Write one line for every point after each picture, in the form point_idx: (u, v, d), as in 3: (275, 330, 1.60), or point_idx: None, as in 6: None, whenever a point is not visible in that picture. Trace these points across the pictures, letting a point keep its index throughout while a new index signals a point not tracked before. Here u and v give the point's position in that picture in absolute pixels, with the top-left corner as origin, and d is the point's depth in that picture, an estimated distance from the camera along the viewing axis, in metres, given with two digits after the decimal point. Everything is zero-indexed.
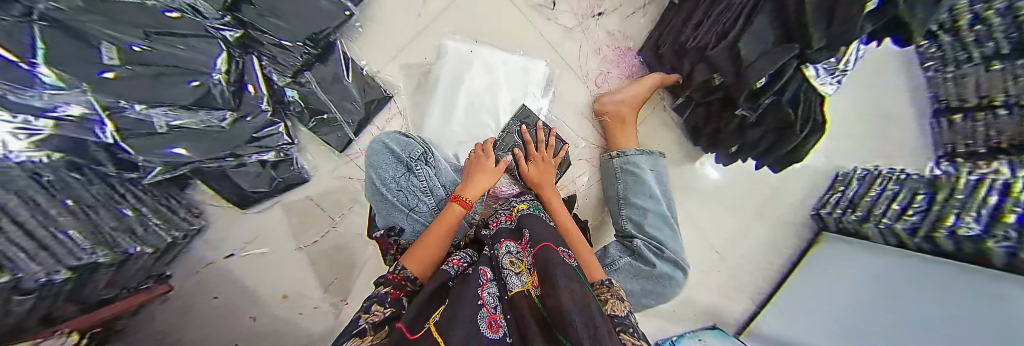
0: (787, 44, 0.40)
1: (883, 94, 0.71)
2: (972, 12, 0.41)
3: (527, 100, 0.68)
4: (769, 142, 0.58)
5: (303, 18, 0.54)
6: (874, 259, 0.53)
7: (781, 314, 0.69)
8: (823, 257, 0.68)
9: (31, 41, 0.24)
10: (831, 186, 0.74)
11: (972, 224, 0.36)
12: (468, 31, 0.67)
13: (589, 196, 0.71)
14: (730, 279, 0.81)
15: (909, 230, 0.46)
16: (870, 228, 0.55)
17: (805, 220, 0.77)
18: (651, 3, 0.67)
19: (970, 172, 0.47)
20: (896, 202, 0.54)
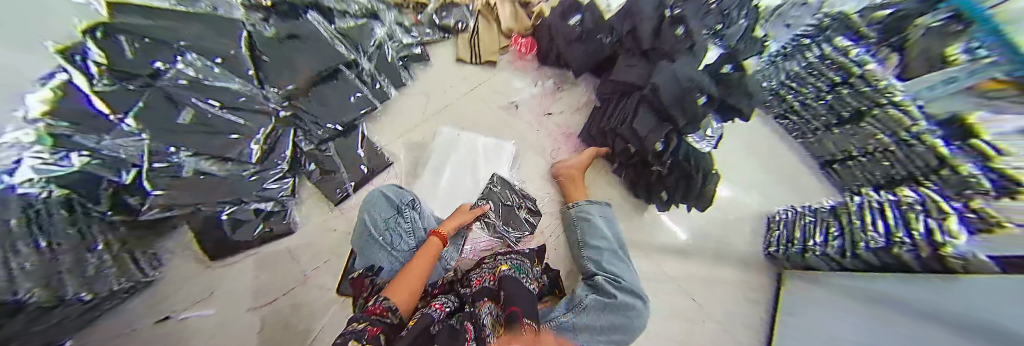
0: (664, 123, 0.74)
1: (781, 154, 1.04)
2: (800, 101, 0.97)
3: (503, 165, 0.88)
4: (683, 186, 0.79)
5: (339, 106, 0.75)
6: (845, 288, 0.64)
7: None
8: (797, 296, 0.77)
9: (133, 102, 0.47)
10: (768, 228, 0.93)
11: (880, 238, 0.60)
12: (459, 122, 0.92)
13: (558, 246, 0.80)
14: (725, 331, 0.84)
15: (836, 252, 0.68)
16: (812, 257, 0.74)
17: (748, 260, 0.91)
18: (583, 107, 1.01)
19: (853, 211, 0.71)
20: (813, 236, 0.76)
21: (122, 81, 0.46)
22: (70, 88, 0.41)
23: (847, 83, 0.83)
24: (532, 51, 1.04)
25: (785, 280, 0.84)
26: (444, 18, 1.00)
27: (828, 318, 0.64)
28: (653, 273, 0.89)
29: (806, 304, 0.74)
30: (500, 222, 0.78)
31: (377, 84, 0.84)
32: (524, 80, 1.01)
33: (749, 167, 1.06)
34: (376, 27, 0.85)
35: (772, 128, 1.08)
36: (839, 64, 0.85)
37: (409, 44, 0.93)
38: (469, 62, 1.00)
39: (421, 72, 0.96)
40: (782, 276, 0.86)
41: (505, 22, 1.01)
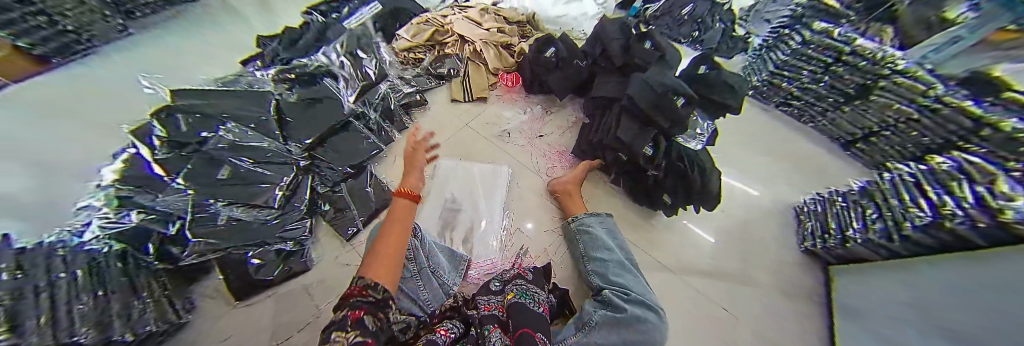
0: (648, 128, 0.77)
1: (789, 138, 1.02)
2: (796, 87, 0.97)
3: (502, 187, 0.91)
4: (682, 187, 0.78)
5: (350, 152, 0.86)
6: (898, 273, 0.56)
7: None
8: (851, 289, 0.68)
9: (182, 167, 0.57)
10: (800, 220, 0.87)
11: (925, 213, 0.52)
12: (457, 153, 0.98)
13: (563, 263, 0.77)
14: (762, 338, 0.71)
15: (885, 238, 0.59)
16: (855, 245, 0.67)
17: (783, 259, 0.83)
18: (573, 127, 1.07)
19: (891, 190, 0.64)
20: (854, 220, 0.69)
21: (177, 149, 0.59)
22: (135, 159, 0.58)
23: (841, 61, 0.83)
24: (517, 82, 1.17)
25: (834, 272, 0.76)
26: (438, 69, 1.17)
27: (895, 319, 0.54)
28: (677, 282, 0.79)
29: (858, 297, 0.65)
30: (512, 248, 0.80)
31: (384, 129, 0.98)
32: (513, 109, 1.10)
33: (762, 160, 0.99)
34: (383, 85, 1.03)
35: (767, 116, 1.08)
36: (825, 44, 0.87)
37: (408, 94, 1.09)
38: (463, 100, 1.11)
39: (421, 114, 1.08)
40: (831, 268, 0.78)
41: (491, 63, 1.16)
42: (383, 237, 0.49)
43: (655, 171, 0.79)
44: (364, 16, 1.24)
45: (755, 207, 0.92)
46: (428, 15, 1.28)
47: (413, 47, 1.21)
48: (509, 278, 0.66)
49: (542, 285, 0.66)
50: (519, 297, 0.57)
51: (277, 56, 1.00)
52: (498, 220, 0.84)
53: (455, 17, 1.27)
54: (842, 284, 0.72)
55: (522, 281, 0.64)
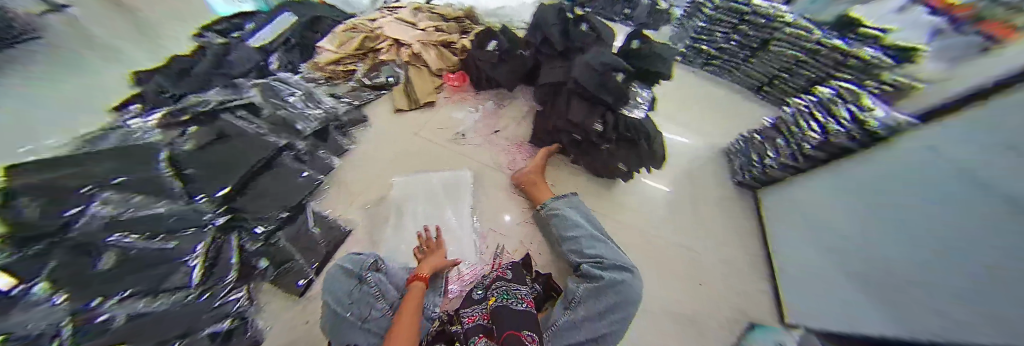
0: (592, 108, 0.81)
1: (718, 93, 1.12)
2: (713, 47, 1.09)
3: (466, 189, 0.87)
4: (634, 156, 0.83)
5: (282, 193, 0.75)
6: (817, 184, 0.66)
7: (795, 270, 0.70)
8: (778, 206, 0.80)
9: (39, 266, 0.48)
10: (729, 162, 0.97)
11: (815, 135, 0.66)
12: (412, 164, 0.92)
13: (541, 251, 0.77)
14: (730, 271, 0.78)
15: (793, 160, 0.72)
16: (777, 171, 0.77)
17: (728, 198, 0.92)
18: (527, 117, 1.06)
19: (792, 119, 0.76)
20: (766, 154, 0.81)
21: (20, 246, 0.49)
22: None
23: (745, 20, 0.97)
24: (466, 80, 1.12)
25: (762, 195, 0.87)
26: (375, 79, 1.07)
27: (830, 222, 0.60)
28: (647, 242, 0.83)
29: (785, 214, 0.76)
30: (488, 249, 0.77)
31: (318, 156, 0.87)
32: (464, 108, 1.06)
33: (700, 118, 1.08)
34: (312, 109, 0.92)
35: (696, 77, 1.16)
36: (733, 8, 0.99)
37: (343, 112, 0.96)
38: (409, 109, 1.04)
39: (364, 132, 0.97)
40: (759, 190, 0.89)
41: (433, 65, 1.10)
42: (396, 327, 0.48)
43: (610, 147, 0.83)
44: (275, 31, 1.08)
45: (694, 159, 0.99)
46: (354, 23, 1.17)
47: (341, 59, 1.09)
48: (489, 283, 0.63)
49: (524, 278, 0.65)
50: (501, 301, 0.56)
51: (164, 89, 0.83)
52: (469, 225, 0.81)
53: (385, 21, 1.18)
54: (771, 204, 0.83)
55: (501, 281, 0.62)
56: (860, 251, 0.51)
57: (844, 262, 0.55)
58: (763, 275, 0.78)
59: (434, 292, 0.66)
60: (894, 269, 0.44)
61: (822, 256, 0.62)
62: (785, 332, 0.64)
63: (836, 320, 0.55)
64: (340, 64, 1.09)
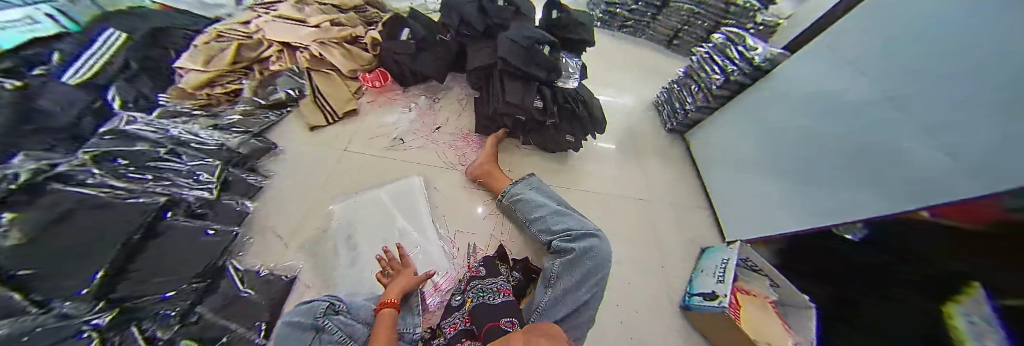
0: (529, 83, 0.80)
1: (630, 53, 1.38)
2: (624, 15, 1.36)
3: (420, 197, 0.80)
4: (577, 124, 0.86)
5: (187, 259, 0.55)
6: (742, 121, 0.94)
7: (728, 191, 0.96)
8: (704, 147, 1.08)
9: None
10: (660, 112, 1.23)
11: (717, 76, 0.98)
12: (347, 185, 0.79)
13: (511, 238, 0.78)
14: (675, 208, 0.99)
15: (704, 101, 1.03)
16: (693, 114, 1.08)
17: (660, 149, 1.14)
18: (466, 106, 1.01)
19: (701, 66, 1.08)
20: (685, 99, 1.11)
21: None
22: None
23: None
24: (387, 77, 1.00)
25: (690, 141, 1.15)
26: (270, 95, 0.87)
27: (831, 116, 0.67)
28: (602, 202, 0.93)
29: (715, 150, 1.03)
30: (459, 252, 0.74)
31: (219, 206, 0.67)
32: (396, 111, 0.96)
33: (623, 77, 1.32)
34: (194, 147, 0.70)
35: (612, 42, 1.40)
36: None
37: (238, 143, 0.76)
38: (328, 124, 0.89)
39: (275, 161, 0.79)
40: (686, 137, 1.17)
41: (340, 65, 0.93)
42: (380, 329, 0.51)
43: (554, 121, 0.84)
44: (94, 60, 0.76)
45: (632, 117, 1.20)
46: (218, 29, 0.92)
47: (215, 78, 0.86)
48: (464, 286, 0.62)
49: (497, 270, 0.65)
50: (478, 302, 0.55)
51: None
52: (433, 234, 0.76)
53: (262, 21, 0.94)
54: (699, 146, 1.10)
55: (476, 280, 0.61)
56: (872, 129, 0.57)
57: (773, 171, 0.81)
58: (699, 199, 1.04)
59: (410, 314, 0.61)
60: (780, 175, 0.78)
61: (755, 174, 0.86)
62: (727, 248, 0.80)
63: (768, 218, 0.81)
64: (218, 85, 0.86)
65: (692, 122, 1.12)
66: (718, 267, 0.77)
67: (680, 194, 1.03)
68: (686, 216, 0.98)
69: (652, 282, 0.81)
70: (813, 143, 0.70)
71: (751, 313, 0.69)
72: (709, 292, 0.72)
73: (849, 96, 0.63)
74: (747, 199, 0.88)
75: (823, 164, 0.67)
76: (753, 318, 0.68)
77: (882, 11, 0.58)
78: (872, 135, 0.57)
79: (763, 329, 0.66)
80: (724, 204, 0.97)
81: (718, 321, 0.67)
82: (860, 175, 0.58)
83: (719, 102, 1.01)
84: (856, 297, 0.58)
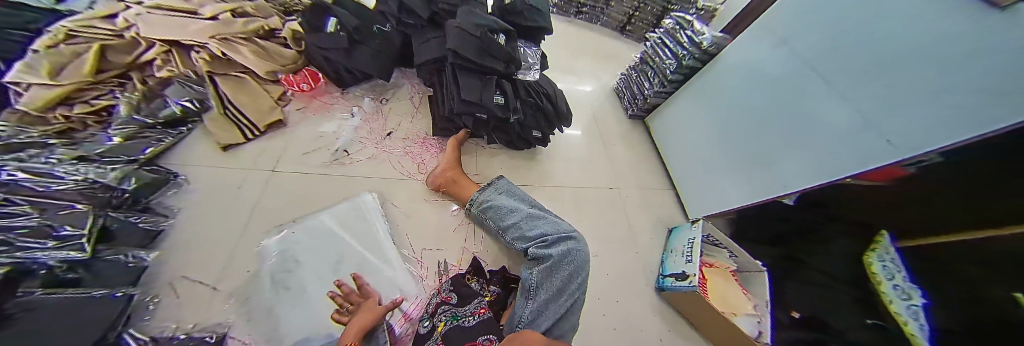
0: (487, 76, 0.74)
1: (585, 37, 1.43)
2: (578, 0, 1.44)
3: (375, 215, 0.71)
4: (544, 118, 0.82)
5: (64, 333, 0.39)
6: (695, 101, 0.96)
7: (685, 172, 0.99)
8: (664, 129, 1.09)
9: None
10: (619, 98, 1.24)
11: (671, 61, 0.98)
12: (289, 213, 0.68)
13: (484, 248, 0.73)
14: (642, 192, 1.00)
15: (661, 86, 1.04)
16: (651, 99, 1.09)
17: (622, 134, 1.15)
18: (420, 107, 0.91)
19: (654, 52, 1.08)
20: (643, 84, 1.11)
21: None
22: None
23: None
24: (318, 78, 0.86)
25: (650, 125, 1.17)
26: (157, 112, 0.69)
27: (780, 102, 0.70)
28: (574, 196, 0.91)
29: (672, 131, 1.06)
30: (428, 273, 0.67)
31: (99, 265, 0.50)
32: (336, 119, 0.83)
33: (582, 60, 1.34)
34: (47, 192, 0.51)
35: (567, 27, 1.45)
36: None
37: (118, 178, 0.57)
38: (248, 140, 0.74)
39: (180, 195, 0.65)
40: (646, 123, 1.19)
41: (255, 66, 0.76)
42: None
43: (517, 118, 0.78)
44: None
45: (597, 103, 1.21)
46: (68, 26, 0.65)
47: (69, 94, 0.64)
48: (435, 308, 0.56)
49: (467, 287, 0.59)
50: (453, 326, 0.49)
51: None
52: (395, 257, 0.68)
53: (132, 14, 0.70)
54: (658, 129, 1.13)
55: (450, 303, 0.55)
56: (821, 116, 0.60)
57: (725, 148, 0.85)
58: (663, 180, 1.06)
59: None
60: (733, 153, 0.82)
61: (712, 154, 0.89)
62: (692, 227, 0.82)
63: (723, 194, 0.84)
64: (79, 103, 0.65)
65: (651, 107, 1.14)
66: (685, 247, 0.78)
67: (646, 177, 1.05)
68: (654, 199, 1.00)
69: (628, 270, 0.82)
70: (764, 121, 0.74)
71: (717, 283, 0.73)
72: (680, 272, 0.74)
73: (802, 85, 0.64)
74: (702, 176, 0.92)
75: (773, 140, 0.71)
76: (721, 289, 0.72)
77: (815, 9, 0.62)
78: (821, 111, 0.60)
79: (729, 297, 0.71)
80: (683, 185, 1.00)
81: (692, 300, 0.69)
82: (811, 149, 0.62)
83: (674, 86, 1.03)
84: (795, 252, 0.65)
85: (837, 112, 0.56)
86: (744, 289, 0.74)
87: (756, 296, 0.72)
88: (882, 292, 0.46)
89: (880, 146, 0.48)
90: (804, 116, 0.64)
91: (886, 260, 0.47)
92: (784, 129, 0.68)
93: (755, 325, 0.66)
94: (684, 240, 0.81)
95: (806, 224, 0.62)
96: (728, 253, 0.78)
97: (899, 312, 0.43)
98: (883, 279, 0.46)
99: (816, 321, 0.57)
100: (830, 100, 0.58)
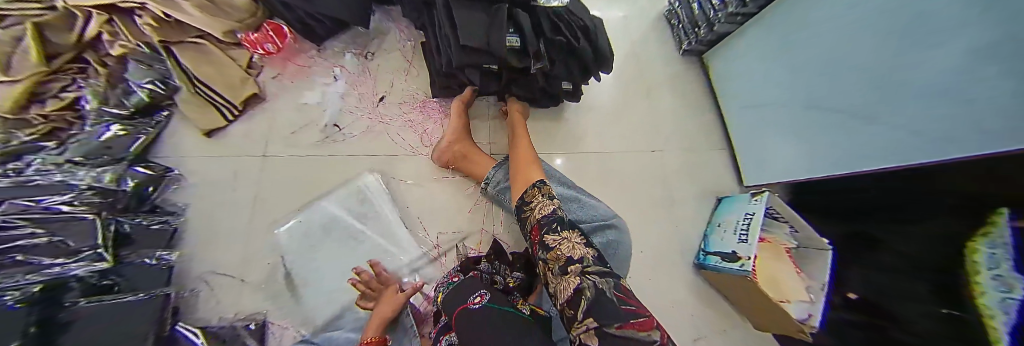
0: (496, 6, 0.52)
1: None
2: None
3: (380, 197, 0.64)
4: (577, 63, 0.60)
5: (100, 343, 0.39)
6: (767, 28, 0.66)
7: (745, 124, 0.77)
8: (726, 69, 0.81)
9: None
10: (671, 20, 0.92)
11: None
12: (298, 198, 0.63)
13: (506, 229, 0.64)
14: (690, 149, 0.82)
15: (739, 5, 0.66)
16: (719, 25, 0.74)
17: (670, 74, 0.88)
18: (415, 61, 0.73)
19: None
20: (710, 1, 0.74)
21: None
22: None
23: None
24: (285, 34, 0.70)
25: (708, 62, 0.88)
26: (126, 100, 0.61)
27: (861, 51, 0.45)
28: (605, 163, 0.77)
29: (737, 71, 0.77)
30: (446, 258, 0.62)
31: (128, 270, 0.50)
32: (319, 86, 0.70)
33: None
34: (44, 204, 0.47)
35: None
36: None
37: (114, 180, 0.54)
38: (229, 122, 0.66)
39: (183, 190, 0.63)
40: (704, 59, 0.89)
41: (208, 27, 0.61)
42: None
43: (542, 63, 0.57)
44: None
45: (641, 31, 0.91)
46: None
47: (35, 89, 0.57)
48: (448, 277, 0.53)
49: (496, 274, 0.53)
50: (449, 293, 0.46)
51: None
52: (409, 242, 0.62)
53: None
54: (720, 68, 0.83)
55: (463, 270, 0.51)
56: (908, 85, 0.38)
57: (796, 104, 0.61)
58: (721, 131, 0.84)
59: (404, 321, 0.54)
60: (815, 105, 0.56)
61: (781, 108, 0.65)
62: (750, 200, 0.65)
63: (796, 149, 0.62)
64: (49, 98, 0.59)
65: (715, 38, 0.81)
66: (739, 223, 0.64)
67: (696, 130, 0.84)
68: (706, 158, 0.81)
69: (665, 242, 0.73)
70: (845, 77, 0.49)
71: (764, 263, 0.62)
72: (730, 252, 0.62)
73: (885, 26, 0.40)
74: (766, 127, 0.70)
75: (863, 90, 0.46)
76: (771, 270, 0.61)
77: None
78: (909, 75, 0.38)
79: (778, 280, 0.59)
80: (741, 139, 0.79)
81: (738, 282, 0.60)
82: (897, 127, 0.41)
83: (759, 2, 0.65)
84: (882, 232, 0.47)
85: (937, 63, 0.33)
86: (797, 267, 0.61)
87: (811, 276, 0.58)
88: (980, 292, 0.28)
89: (1001, 124, 0.28)
90: (902, 56, 0.38)
91: (997, 250, 0.27)
92: (864, 94, 0.45)
93: (802, 308, 0.56)
94: (736, 214, 0.66)
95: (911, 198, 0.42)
96: (788, 228, 0.62)
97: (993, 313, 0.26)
98: (984, 272, 0.28)
99: (881, 307, 0.45)
100: (922, 62, 0.35)
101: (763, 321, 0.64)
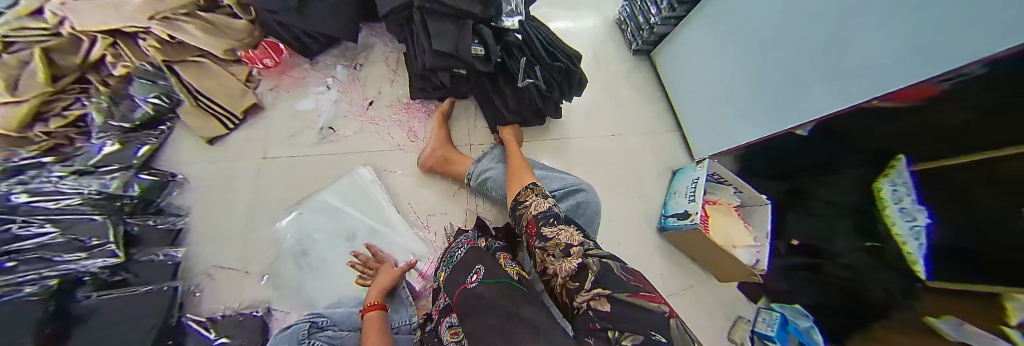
0: (461, 21, 0.63)
1: None
2: None
3: (373, 186, 0.71)
4: (566, 82, 0.73)
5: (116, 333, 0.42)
6: (701, 30, 0.82)
7: (693, 113, 0.91)
8: (672, 65, 0.96)
9: None
10: (621, 27, 1.07)
11: None
12: (295, 192, 0.70)
13: (487, 208, 0.73)
14: (646, 134, 0.95)
15: (671, 10, 0.84)
16: (658, 27, 0.91)
17: (624, 72, 1.03)
18: (399, 70, 0.83)
19: None
20: (649, 9, 0.92)
21: None
22: None
23: None
24: (280, 49, 0.78)
25: (655, 58, 1.04)
26: (130, 114, 0.66)
27: (793, 57, 0.58)
28: (572, 149, 0.89)
29: (682, 68, 0.92)
30: (435, 235, 0.69)
31: (135, 266, 0.54)
32: (312, 94, 0.78)
33: None
34: (57, 208, 0.51)
35: None
36: None
37: (120, 186, 0.58)
38: (228, 130, 0.72)
39: (184, 194, 0.67)
40: (652, 56, 1.05)
41: (209, 47, 0.68)
42: (370, 326, 0.49)
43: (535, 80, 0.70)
44: None
45: (596, 38, 1.06)
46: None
47: (39, 108, 0.61)
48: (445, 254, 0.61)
49: (480, 239, 0.61)
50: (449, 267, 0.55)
51: None
52: (401, 223, 0.70)
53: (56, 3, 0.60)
54: (664, 62, 0.99)
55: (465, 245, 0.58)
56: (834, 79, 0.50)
57: (734, 99, 0.75)
58: (670, 117, 0.99)
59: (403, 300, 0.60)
60: (755, 98, 0.69)
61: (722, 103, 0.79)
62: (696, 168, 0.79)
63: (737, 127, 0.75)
64: (52, 116, 0.63)
65: (657, 39, 0.98)
66: (689, 188, 0.77)
67: (649, 118, 0.98)
68: (659, 140, 0.95)
69: (629, 213, 0.85)
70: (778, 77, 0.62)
71: (719, 220, 0.74)
72: (683, 212, 0.75)
73: (812, 38, 0.52)
74: (720, 118, 0.81)
75: (803, 80, 0.56)
76: (723, 225, 0.73)
77: None
78: (835, 71, 0.49)
79: (730, 233, 0.72)
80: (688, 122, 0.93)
81: (693, 236, 0.72)
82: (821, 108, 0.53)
83: (686, 7, 0.83)
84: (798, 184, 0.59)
85: (864, 62, 0.44)
86: (745, 222, 0.73)
87: (756, 229, 0.71)
88: (887, 218, 0.40)
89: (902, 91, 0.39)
90: (830, 58, 0.50)
91: (898, 186, 0.38)
92: (797, 87, 0.58)
93: (752, 255, 0.69)
94: (687, 180, 0.79)
95: (822, 159, 0.52)
96: (732, 190, 0.75)
97: (905, 237, 0.37)
98: (890, 205, 0.40)
99: (815, 247, 0.57)
100: (850, 61, 0.46)
101: (721, 269, 0.76)
